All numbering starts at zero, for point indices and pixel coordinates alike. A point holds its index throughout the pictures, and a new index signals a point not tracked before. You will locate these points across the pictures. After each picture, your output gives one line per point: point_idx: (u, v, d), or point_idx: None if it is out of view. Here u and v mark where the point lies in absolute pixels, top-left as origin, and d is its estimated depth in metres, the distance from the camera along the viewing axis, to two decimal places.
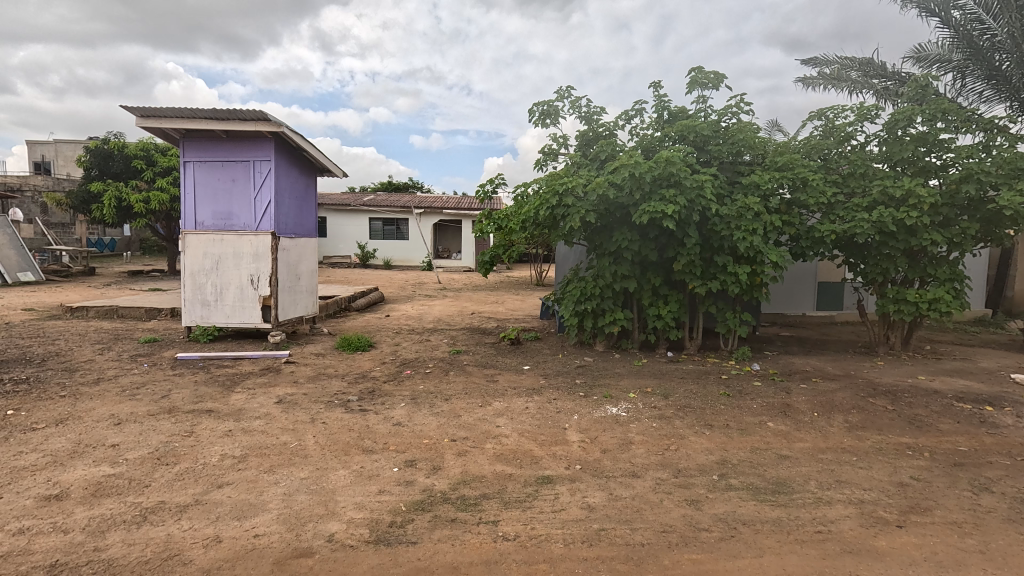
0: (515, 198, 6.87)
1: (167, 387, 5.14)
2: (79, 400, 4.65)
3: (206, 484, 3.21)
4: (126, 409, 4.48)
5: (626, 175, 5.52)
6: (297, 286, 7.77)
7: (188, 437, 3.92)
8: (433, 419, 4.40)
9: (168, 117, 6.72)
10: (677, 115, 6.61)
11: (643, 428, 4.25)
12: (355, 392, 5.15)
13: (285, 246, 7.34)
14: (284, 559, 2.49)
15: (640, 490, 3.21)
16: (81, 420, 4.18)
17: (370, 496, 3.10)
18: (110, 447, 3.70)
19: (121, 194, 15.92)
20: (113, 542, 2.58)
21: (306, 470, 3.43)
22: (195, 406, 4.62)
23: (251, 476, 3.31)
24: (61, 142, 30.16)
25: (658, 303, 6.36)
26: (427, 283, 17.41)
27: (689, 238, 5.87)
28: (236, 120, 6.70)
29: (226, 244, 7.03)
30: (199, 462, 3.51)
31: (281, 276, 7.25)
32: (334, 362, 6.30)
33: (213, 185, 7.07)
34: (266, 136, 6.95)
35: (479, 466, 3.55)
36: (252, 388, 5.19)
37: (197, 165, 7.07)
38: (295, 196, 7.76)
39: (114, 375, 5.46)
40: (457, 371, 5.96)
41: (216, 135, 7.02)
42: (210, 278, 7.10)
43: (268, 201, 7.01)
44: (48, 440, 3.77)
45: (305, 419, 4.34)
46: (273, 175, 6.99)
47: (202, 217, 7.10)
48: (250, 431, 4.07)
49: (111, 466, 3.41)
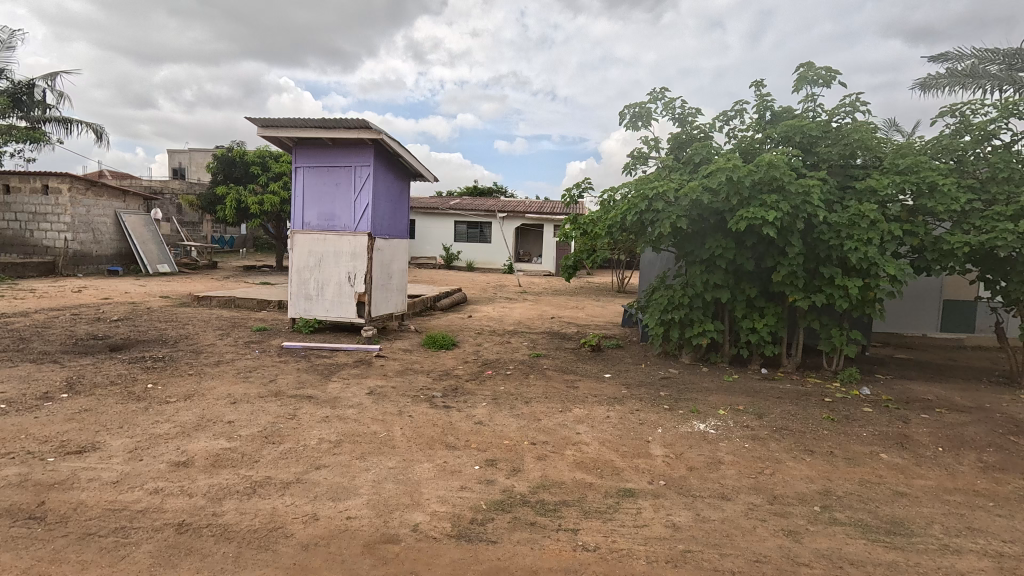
0: (602, 202, 6.75)
1: (274, 372, 5.63)
2: (204, 379, 5.24)
3: (306, 464, 3.47)
4: (241, 390, 4.97)
5: (723, 179, 5.23)
6: (388, 284, 8.19)
7: (292, 420, 4.27)
8: (514, 421, 4.44)
9: (283, 127, 7.38)
10: (781, 116, 6.18)
11: (734, 448, 3.99)
12: (439, 388, 5.33)
13: (380, 246, 7.77)
14: (373, 543, 2.62)
15: (729, 513, 3.02)
16: (205, 397, 4.70)
17: (452, 492, 3.18)
18: (227, 422, 4.13)
19: (241, 197, 17.70)
20: (229, 509, 2.87)
21: (394, 460, 3.59)
22: (297, 391, 5.02)
23: (345, 461, 3.54)
24: (194, 151, 34.40)
25: (753, 315, 5.95)
26: (508, 285, 17.72)
27: (793, 247, 5.44)
28: (341, 128, 7.22)
29: (328, 244, 7.57)
30: (301, 443, 3.81)
31: (375, 274, 7.68)
32: (420, 358, 6.58)
33: (320, 189, 7.66)
34: (366, 143, 7.42)
35: (559, 471, 3.52)
36: (346, 378, 5.55)
37: (307, 170, 7.70)
38: (390, 199, 8.20)
39: (231, 359, 6.08)
40: (538, 374, 5.98)
41: (324, 142, 7.60)
42: (314, 274, 7.68)
43: (367, 204, 7.47)
44: (179, 413, 4.28)
45: (394, 411, 4.56)
46: (372, 179, 7.44)
47: (309, 218, 7.71)
48: (345, 419, 4.35)
49: (228, 440, 3.80)
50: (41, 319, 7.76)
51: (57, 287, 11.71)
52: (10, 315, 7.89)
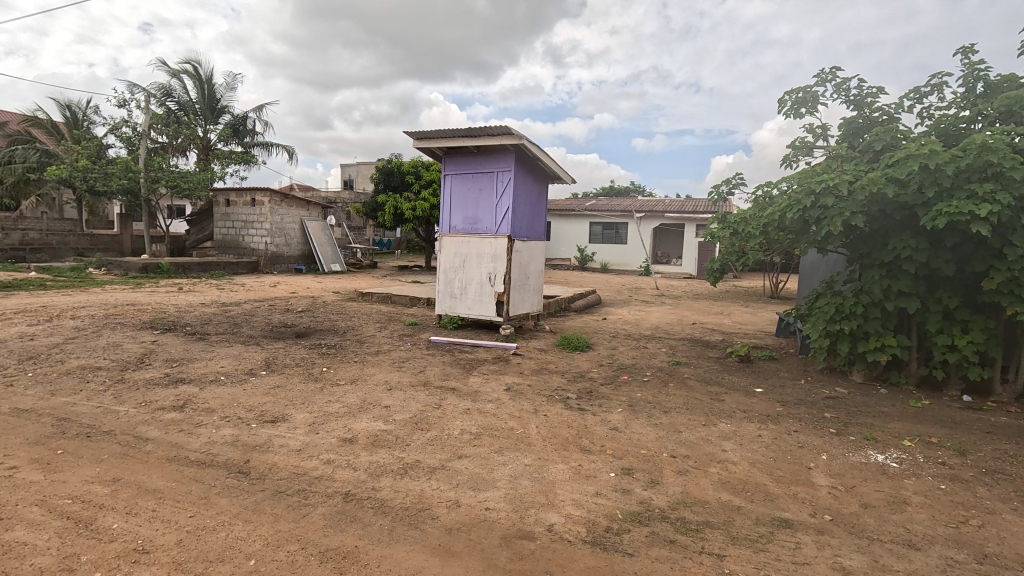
0: (756, 199, 6.15)
1: (423, 364, 6.15)
2: (366, 366, 5.91)
3: (450, 452, 3.71)
4: (396, 378, 5.50)
5: (915, 167, 4.41)
6: (526, 285, 8.42)
7: (438, 409, 4.61)
8: (651, 430, 4.26)
9: (435, 138, 8.01)
10: (1000, 87, 5.03)
11: (925, 488, 3.34)
12: (574, 390, 5.33)
13: (519, 248, 8.02)
14: (510, 536, 2.70)
15: (919, 566, 2.52)
16: (367, 382, 5.30)
17: (587, 496, 3.15)
18: (384, 406, 4.61)
19: (397, 204, 19.66)
20: (385, 486, 3.19)
21: (530, 458, 3.67)
22: (442, 383, 5.41)
23: (484, 453, 3.71)
24: (361, 164, 39.09)
25: (953, 330, 4.93)
26: (645, 288, 17.10)
27: (1014, 248, 4.39)
28: (486, 136, 7.61)
29: (471, 246, 8.03)
30: (446, 432, 4.09)
31: (513, 275, 7.95)
32: (555, 358, 6.65)
33: (465, 194, 8.18)
34: (508, 149, 7.72)
35: (701, 489, 3.28)
36: (486, 374, 5.83)
37: (454, 177, 8.26)
38: (529, 202, 8.43)
39: (388, 349, 6.77)
40: (677, 383, 5.66)
41: (469, 151, 8.08)
42: (458, 274, 8.20)
43: (507, 207, 7.77)
44: (347, 394, 4.89)
45: (529, 409, 4.67)
46: (512, 184, 7.72)
47: (455, 222, 8.27)
48: (484, 412, 4.57)
49: (385, 422, 4.23)
50: (248, 308, 9.45)
51: (259, 282, 14.19)
52: (228, 305, 9.74)
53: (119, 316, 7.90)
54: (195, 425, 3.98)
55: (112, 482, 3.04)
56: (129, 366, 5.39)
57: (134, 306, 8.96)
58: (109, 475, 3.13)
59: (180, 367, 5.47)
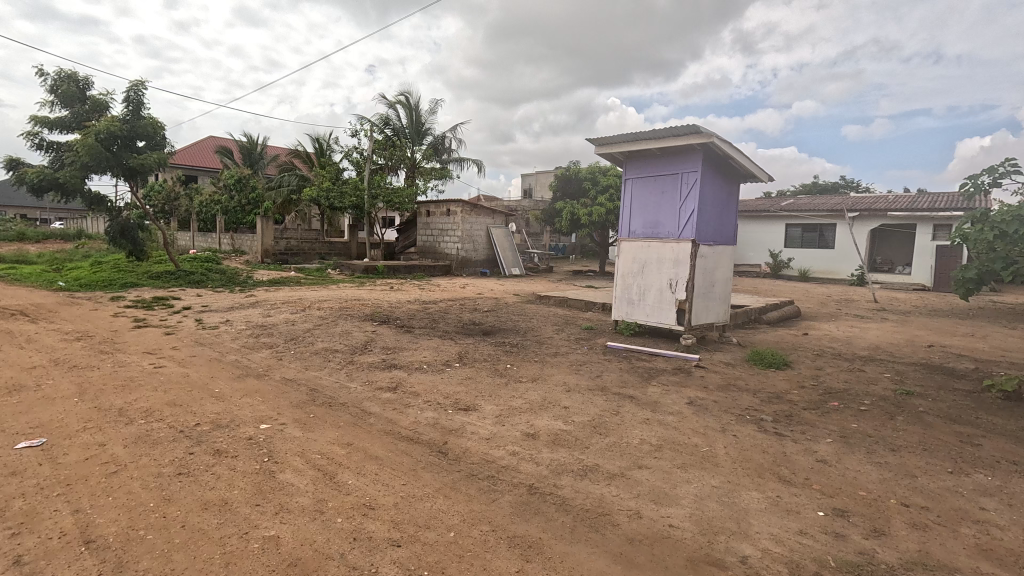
0: None
1: (600, 369, 6.15)
2: (545, 366, 6.15)
3: (630, 461, 3.64)
4: (574, 380, 5.61)
5: None
6: (711, 292, 7.83)
7: (616, 415, 4.57)
8: (873, 469, 3.58)
9: (617, 143, 8.00)
10: None
11: None
12: (769, 411, 4.77)
13: (704, 253, 7.48)
14: (697, 560, 2.54)
15: None
16: (547, 382, 5.51)
17: (790, 533, 2.78)
18: (563, 407, 4.73)
19: (574, 210, 20.07)
20: (566, 484, 3.27)
21: (718, 480, 3.40)
22: (620, 389, 5.34)
23: (666, 467, 3.55)
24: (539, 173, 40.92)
25: None
26: (858, 300, 14.51)
27: None
28: (671, 137, 7.32)
29: (652, 250, 7.73)
30: (625, 440, 4.03)
31: (698, 281, 7.45)
32: (745, 374, 6.04)
33: (646, 198, 7.98)
34: (696, 148, 7.31)
35: (949, 552, 2.64)
36: (666, 384, 5.58)
37: (636, 181, 8.14)
38: (718, 204, 7.84)
39: (566, 352, 6.94)
40: (909, 417, 4.66)
41: (653, 153, 7.86)
42: (637, 280, 7.98)
43: (693, 210, 7.35)
44: (529, 392, 5.15)
45: (716, 427, 4.33)
46: (699, 185, 7.28)
47: (635, 227, 8.13)
48: (665, 424, 4.38)
49: (565, 423, 4.34)
50: (444, 306, 10.61)
51: (451, 283, 15.85)
52: (428, 302, 11.09)
53: (349, 309, 9.60)
54: (405, 405, 4.61)
55: (347, 445, 3.70)
56: (357, 350, 6.51)
57: (359, 301, 10.77)
58: (345, 439, 3.81)
59: (393, 354, 6.40)
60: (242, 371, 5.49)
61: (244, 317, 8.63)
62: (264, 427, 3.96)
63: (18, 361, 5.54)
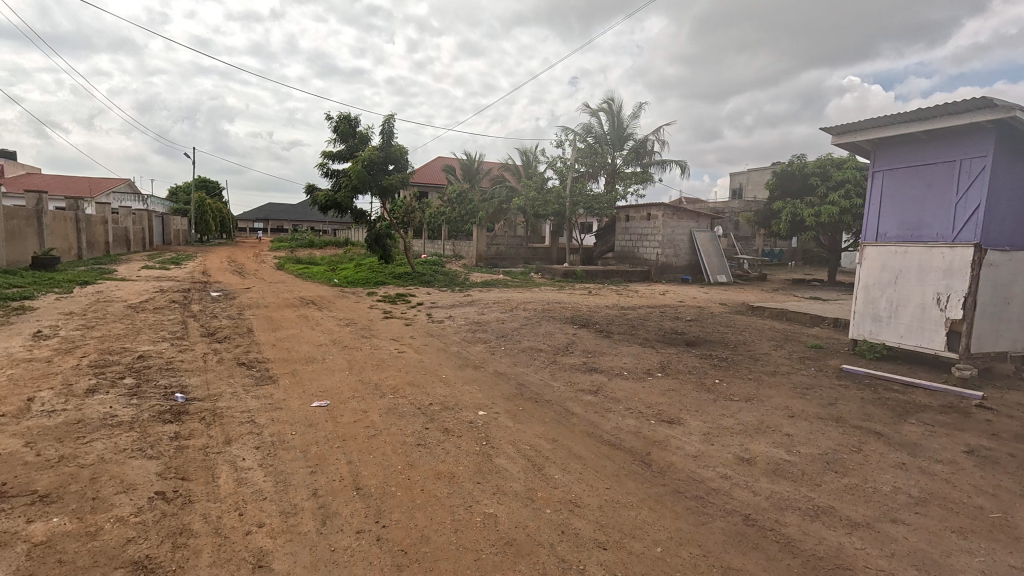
0: None
1: (833, 395, 5.24)
2: (762, 386, 5.51)
3: (879, 511, 3.01)
4: (799, 405, 4.91)
5: None
6: (1003, 312, 6.01)
7: (857, 453, 3.83)
8: None
9: (863, 130, 6.86)
10: None
11: None
12: None
13: (994, 261, 5.79)
14: None
15: None
16: (764, 403, 4.94)
17: None
18: (786, 434, 4.17)
19: (796, 210, 17.59)
20: (791, 523, 2.87)
21: (1020, 559, 2.58)
22: (863, 423, 4.46)
23: (934, 528, 2.84)
24: (752, 171, 36.97)
25: None
26: None
27: None
28: (944, 116, 5.92)
29: (910, 256, 6.28)
30: (870, 484, 3.35)
31: (982, 297, 5.79)
32: None
33: (904, 193, 6.66)
34: (983, 127, 5.77)
35: None
36: (930, 424, 4.47)
37: (887, 174, 6.88)
38: (1019, 196, 6.04)
39: (787, 372, 6.11)
40: None
41: (916, 138, 6.48)
42: (886, 292, 6.58)
43: (976, 205, 5.82)
44: (742, 412, 4.68)
45: (1014, 490, 3.29)
46: (988, 173, 5.73)
47: (885, 228, 6.86)
48: (930, 474, 3.51)
49: (788, 452, 3.82)
50: (643, 313, 10.36)
51: (650, 290, 15.40)
52: (627, 308, 10.97)
53: (551, 311, 10.08)
54: (607, 409, 4.63)
55: (553, 441, 3.89)
56: (559, 351, 6.79)
57: (560, 304, 11.23)
58: (550, 435, 4.01)
59: (594, 358, 6.49)
60: (462, 361, 6.23)
61: (463, 314, 9.77)
62: (481, 413, 4.41)
63: (311, 339, 7.25)
